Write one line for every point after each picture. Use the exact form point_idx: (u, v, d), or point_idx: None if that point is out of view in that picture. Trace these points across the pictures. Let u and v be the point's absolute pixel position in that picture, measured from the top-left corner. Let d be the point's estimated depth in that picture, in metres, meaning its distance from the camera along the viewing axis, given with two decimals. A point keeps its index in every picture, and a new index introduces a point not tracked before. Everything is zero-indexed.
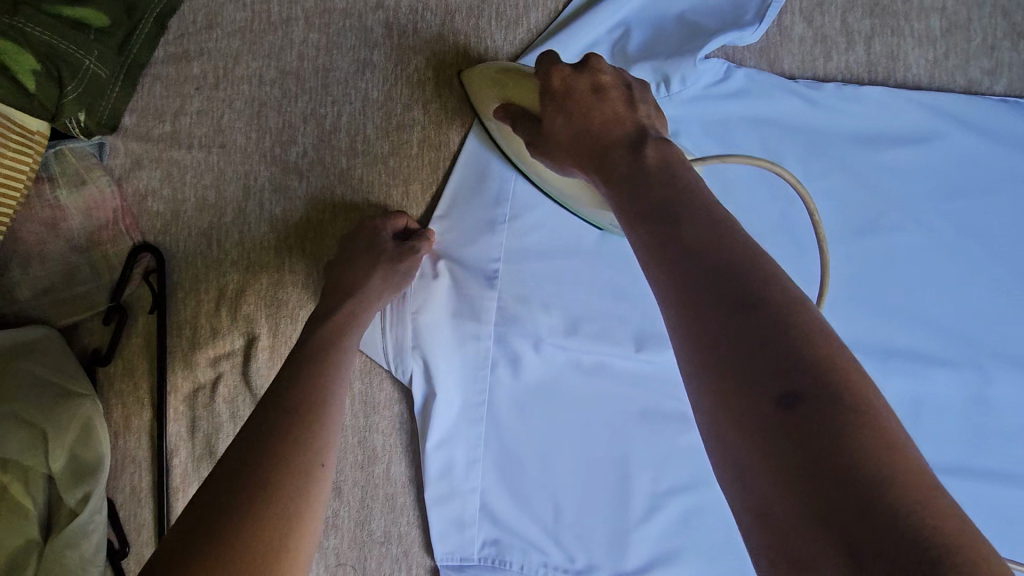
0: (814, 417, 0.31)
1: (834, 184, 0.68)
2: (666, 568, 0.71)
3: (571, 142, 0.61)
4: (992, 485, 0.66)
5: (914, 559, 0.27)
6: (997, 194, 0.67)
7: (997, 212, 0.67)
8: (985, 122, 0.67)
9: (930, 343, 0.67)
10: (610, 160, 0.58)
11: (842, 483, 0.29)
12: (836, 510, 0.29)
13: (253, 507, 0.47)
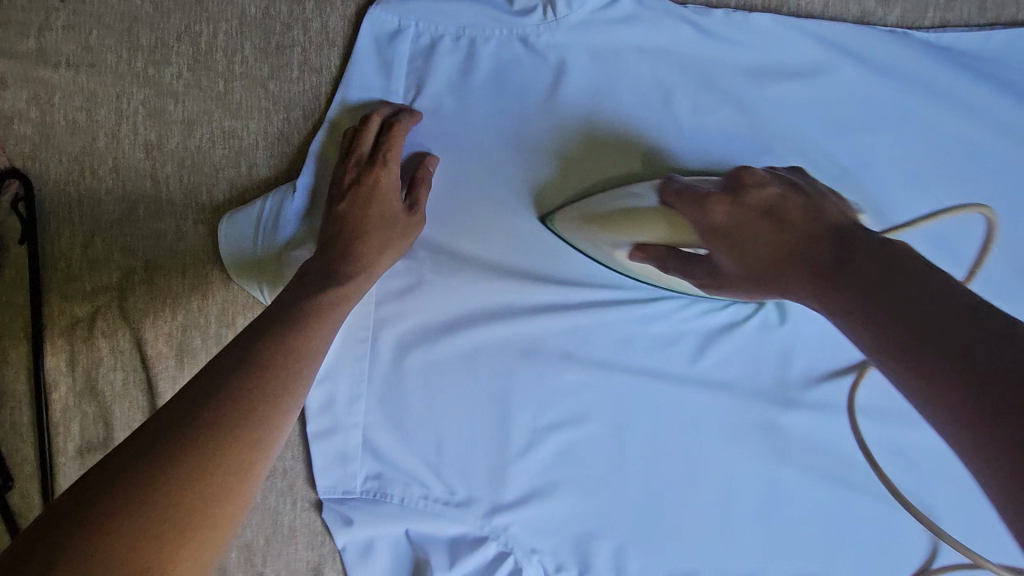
0: (944, 317, 0.37)
1: (720, 118, 0.68)
2: (543, 500, 0.71)
3: (753, 186, 0.54)
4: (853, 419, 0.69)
5: (996, 365, 0.33)
6: (881, 131, 0.66)
7: (880, 150, 0.66)
8: (874, 54, 0.65)
9: None
10: (792, 213, 0.51)
11: (920, 330, 0.37)
12: (957, 353, 0.35)
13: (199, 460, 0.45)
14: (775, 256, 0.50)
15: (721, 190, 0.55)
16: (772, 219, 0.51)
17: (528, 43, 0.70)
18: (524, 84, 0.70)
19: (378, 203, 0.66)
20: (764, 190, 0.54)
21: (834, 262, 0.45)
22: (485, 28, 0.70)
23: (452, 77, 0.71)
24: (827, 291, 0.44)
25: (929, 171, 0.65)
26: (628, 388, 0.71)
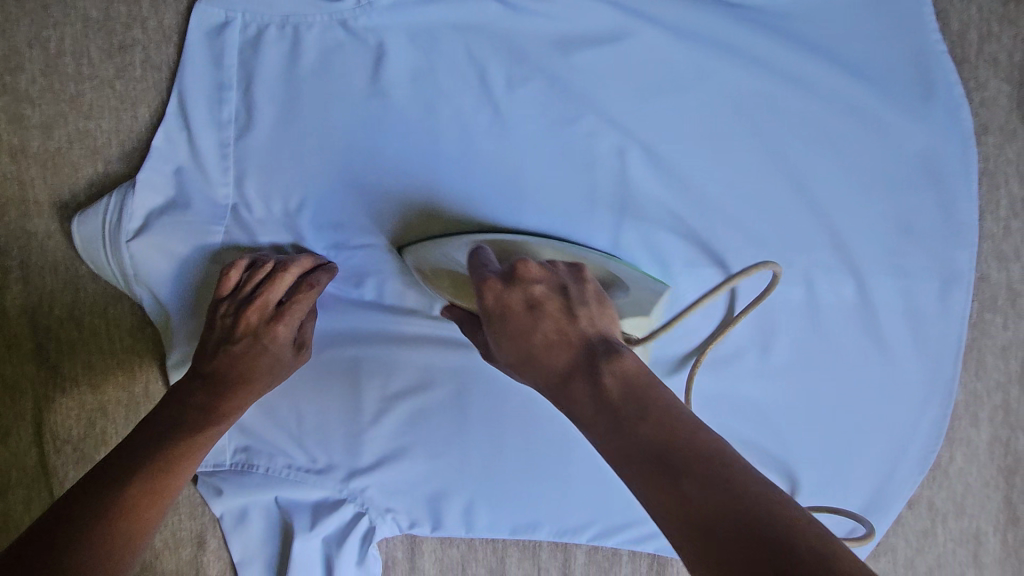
0: (699, 470, 0.45)
1: (531, 90, 0.70)
2: (396, 465, 0.76)
3: (516, 285, 0.60)
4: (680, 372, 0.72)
5: (754, 530, 0.41)
6: (686, 90, 0.67)
7: (687, 109, 0.67)
8: (674, 13, 0.66)
9: (626, 247, 0.70)
10: (550, 312, 0.58)
11: (689, 481, 0.45)
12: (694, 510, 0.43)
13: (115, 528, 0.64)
14: (561, 372, 0.56)
15: (499, 276, 0.61)
16: (531, 315, 0.58)
17: (347, 27, 0.72)
18: (348, 67, 0.72)
19: (272, 350, 0.71)
20: (535, 286, 0.60)
21: (587, 382, 0.54)
22: (305, 15, 0.72)
23: (280, 67, 0.74)
24: (599, 432, 0.51)
25: (734, 126, 0.67)
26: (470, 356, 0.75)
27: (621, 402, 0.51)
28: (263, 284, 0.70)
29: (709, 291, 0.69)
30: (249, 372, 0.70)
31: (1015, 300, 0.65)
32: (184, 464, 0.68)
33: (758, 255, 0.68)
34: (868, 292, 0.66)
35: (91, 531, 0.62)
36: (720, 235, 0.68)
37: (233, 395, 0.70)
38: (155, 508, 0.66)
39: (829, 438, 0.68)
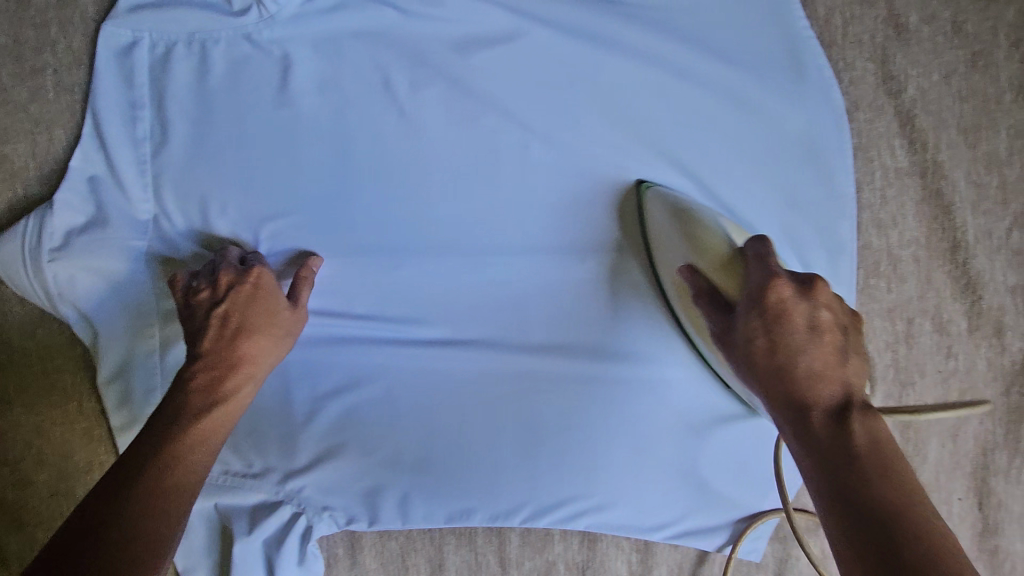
0: (903, 513, 0.43)
1: (433, 91, 0.72)
2: (329, 463, 0.77)
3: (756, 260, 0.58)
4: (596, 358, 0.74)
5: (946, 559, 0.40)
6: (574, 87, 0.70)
7: (578, 103, 0.70)
8: (558, 13, 0.70)
9: (536, 236, 0.74)
10: (829, 342, 0.52)
11: (890, 509, 0.43)
12: (875, 535, 0.42)
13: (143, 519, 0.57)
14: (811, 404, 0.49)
15: (792, 282, 0.54)
16: (808, 335, 0.51)
17: (252, 40, 0.74)
18: (256, 79, 0.74)
19: (257, 286, 0.70)
20: (824, 313, 0.53)
21: (795, 416, 0.50)
22: (209, 31, 0.74)
23: (190, 82, 0.75)
24: (811, 460, 0.47)
25: (625, 117, 0.70)
26: (396, 354, 0.77)
27: (865, 450, 0.46)
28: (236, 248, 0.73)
29: (610, 274, 0.74)
30: (253, 316, 0.69)
31: (898, 265, 0.68)
32: (202, 445, 0.64)
33: (656, 241, 0.71)
34: None
35: (130, 530, 0.56)
36: (618, 222, 0.73)
37: (235, 370, 0.68)
38: (186, 497, 0.61)
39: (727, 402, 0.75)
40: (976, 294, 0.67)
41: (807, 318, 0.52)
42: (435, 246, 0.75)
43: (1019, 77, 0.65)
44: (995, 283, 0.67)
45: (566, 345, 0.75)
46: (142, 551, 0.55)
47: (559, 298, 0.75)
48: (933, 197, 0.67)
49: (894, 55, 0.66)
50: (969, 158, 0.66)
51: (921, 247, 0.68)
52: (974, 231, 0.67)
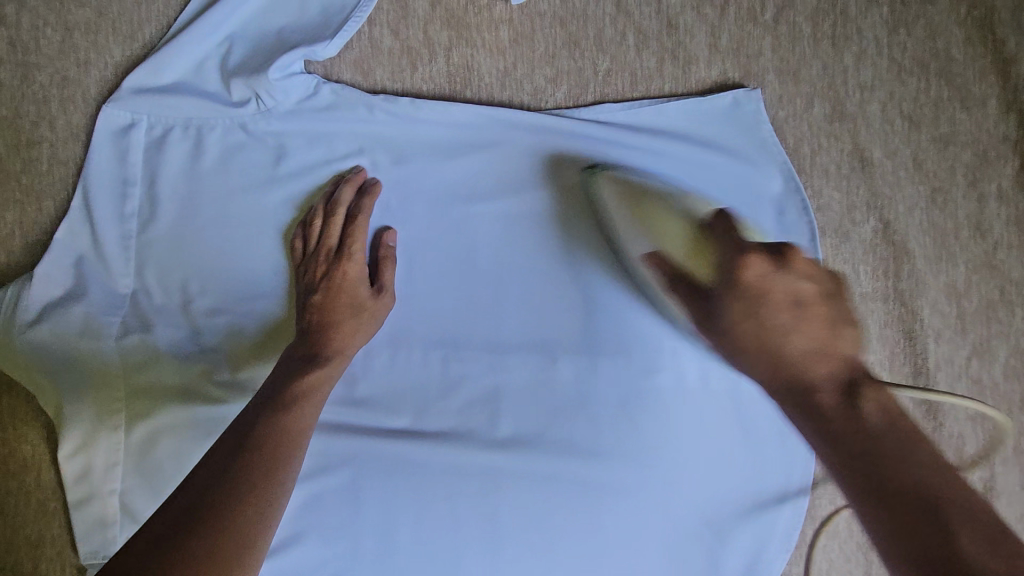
0: (897, 482, 0.45)
1: (419, 190, 0.75)
2: (287, 554, 0.75)
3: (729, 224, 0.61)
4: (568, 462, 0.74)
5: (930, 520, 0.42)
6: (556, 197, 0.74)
7: (563, 207, 0.74)
8: (542, 129, 0.73)
9: (512, 334, 0.75)
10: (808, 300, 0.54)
11: (901, 487, 0.44)
12: (892, 504, 0.44)
13: (245, 495, 0.55)
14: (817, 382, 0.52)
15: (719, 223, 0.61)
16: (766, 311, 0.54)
17: (247, 129, 0.76)
18: (248, 166, 0.77)
19: (347, 281, 0.71)
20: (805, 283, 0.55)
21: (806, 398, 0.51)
22: (206, 118, 0.77)
23: (182, 164, 0.77)
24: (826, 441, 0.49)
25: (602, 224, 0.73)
26: (366, 445, 0.75)
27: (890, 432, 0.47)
28: (337, 217, 0.73)
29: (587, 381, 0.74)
30: (337, 311, 0.71)
31: None
32: (303, 413, 0.64)
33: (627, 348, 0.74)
34: (732, 380, 0.75)
35: (228, 513, 0.53)
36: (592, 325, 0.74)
37: (321, 367, 0.68)
38: (279, 490, 0.58)
39: (699, 513, 0.75)
40: (937, 419, 0.69)
41: (787, 293, 0.55)
42: (414, 337, 0.76)
43: (977, 214, 0.68)
44: (955, 409, 0.69)
45: (538, 444, 0.74)
46: (235, 541, 0.52)
47: (532, 399, 0.75)
48: (896, 322, 0.69)
49: (858, 186, 0.70)
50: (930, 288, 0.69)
51: (884, 370, 0.69)
52: (935, 358, 0.69)
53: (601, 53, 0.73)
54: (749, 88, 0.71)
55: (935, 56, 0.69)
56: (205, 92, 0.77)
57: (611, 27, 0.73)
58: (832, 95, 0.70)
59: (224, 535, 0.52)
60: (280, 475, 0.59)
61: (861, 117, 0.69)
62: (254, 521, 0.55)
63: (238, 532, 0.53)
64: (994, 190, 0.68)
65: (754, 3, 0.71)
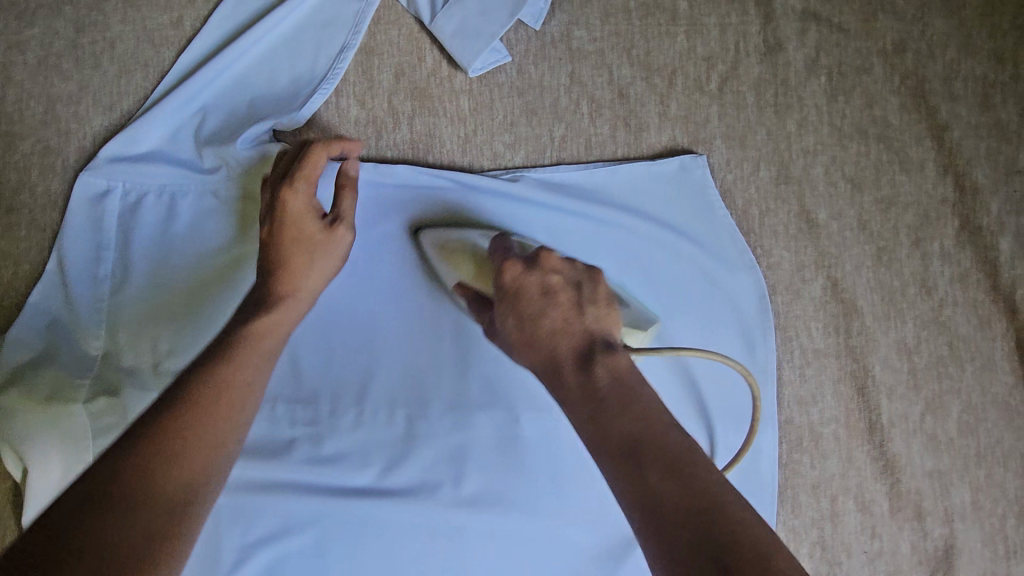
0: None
1: (383, 251, 0.77)
2: None
3: (535, 269, 0.61)
4: (536, 520, 0.73)
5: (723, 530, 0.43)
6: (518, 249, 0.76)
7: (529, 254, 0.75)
8: (499, 191, 0.76)
9: (475, 392, 0.75)
10: (562, 299, 0.59)
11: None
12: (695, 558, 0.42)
13: (152, 495, 0.50)
14: (558, 355, 0.56)
15: (521, 259, 0.63)
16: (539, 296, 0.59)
17: (218, 195, 0.79)
18: (220, 230, 0.79)
19: (285, 208, 0.68)
20: (553, 275, 0.61)
21: (556, 384, 0.56)
22: (179, 184, 0.79)
23: (155, 229, 0.79)
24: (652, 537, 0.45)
25: None
26: (331, 507, 0.72)
27: (609, 396, 0.52)
28: (274, 182, 0.70)
29: (554, 435, 0.75)
30: (281, 248, 0.67)
31: (819, 442, 0.70)
32: (234, 397, 0.57)
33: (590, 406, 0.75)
34: None
35: (126, 528, 0.48)
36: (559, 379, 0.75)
37: (231, 365, 0.59)
38: (193, 511, 0.53)
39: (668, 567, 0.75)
40: (895, 476, 0.69)
41: (539, 284, 0.60)
42: (379, 395, 0.75)
43: (922, 272, 0.70)
44: (912, 465, 0.69)
45: (507, 503, 0.73)
46: (151, 538, 0.49)
47: (496, 461, 0.74)
48: (850, 378, 0.70)
49: (807, 246, 0.72)
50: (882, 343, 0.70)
51: (839, 426, 0.70)
52: (890, 413, 0.70)
53: (557, 120, 0.77)
54: (697, 153, 0.74)
55: (873, 122, 0.72)
56: (178, 159, 0.80)
57: (566, 97, 0.77)
58: (777, 159, 0.73)
59: (125, 544, 0.48)
60: (198, 466, 0.54)
61: (806, 180, 0.72)
62: (183, 509, 0.52)
63: (172, 522, 0.51)
64: (937, 248, 0.70)
65: (700, 74, 0.75)
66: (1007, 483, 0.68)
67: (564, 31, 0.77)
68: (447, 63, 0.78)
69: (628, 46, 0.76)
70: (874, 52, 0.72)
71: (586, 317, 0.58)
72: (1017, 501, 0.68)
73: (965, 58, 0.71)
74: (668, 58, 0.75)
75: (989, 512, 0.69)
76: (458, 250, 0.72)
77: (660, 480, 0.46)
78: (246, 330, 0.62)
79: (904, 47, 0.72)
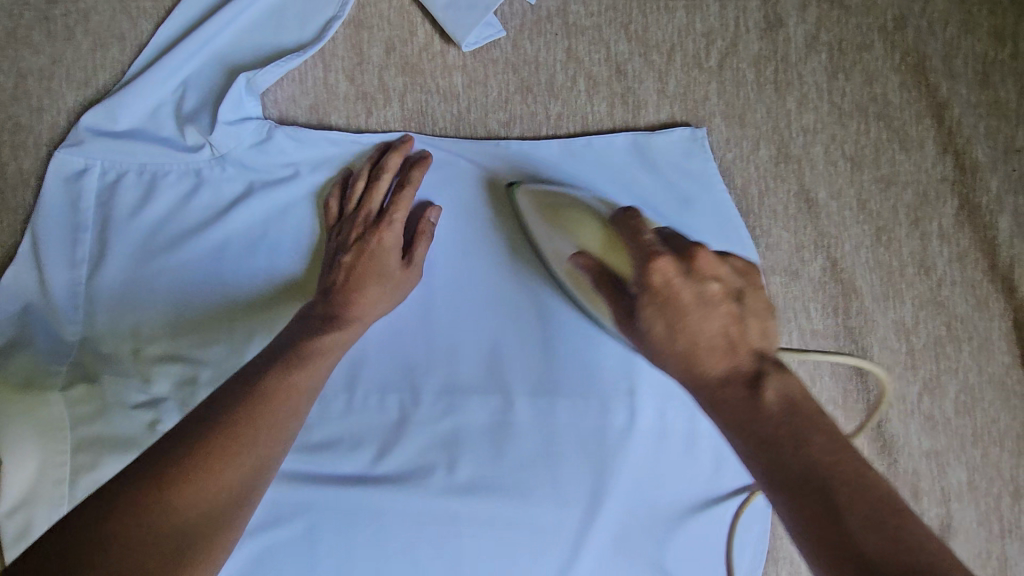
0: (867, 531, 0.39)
1: None
2: None
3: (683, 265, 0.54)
4: (536, 505, 0.71)
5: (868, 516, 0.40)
6: (498, 222, 0.75)
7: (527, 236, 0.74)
8: (494, 170, 0.74)
9: (470, 375, 0.73)
10: (690, 302, 0.52)
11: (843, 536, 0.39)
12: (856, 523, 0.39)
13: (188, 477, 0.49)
14: (720, 377, 0.50)
15: (635, 248, 0.57)
16: (695, 304, 0.52)
17: (201, 174, 0.76)
18: (203, 210, 0.76)
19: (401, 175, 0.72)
20: (712, 283, 0.54)
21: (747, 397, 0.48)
22: (163, 164, 0.76)
23: (135, 216, 0.76)
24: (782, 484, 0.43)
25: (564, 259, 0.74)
26: (326, 497, 0.71)
27: (781, 418, 0.45)
28: (370, 184, 0.72)
29: (546, 422, 0.72)
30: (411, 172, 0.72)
31: None
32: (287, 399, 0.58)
33: (590, 399, 0.72)
34: (690, 419, 0.73)
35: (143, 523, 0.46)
36: (558, 366, 0.73)
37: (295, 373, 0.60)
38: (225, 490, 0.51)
39: (677, 559, 0.72)
40: (892, 456, 0.69)
41: (722, 329, 0.51)
42: (369, 381, 0.74)
43: (920, 252, 0.70)
44: (909, 447, 0.69)
45: (504, 490, 0.71)
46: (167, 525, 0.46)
47: (490, 447, 0.72)
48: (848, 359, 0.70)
49: (806, 226, 0.71)
50: (896, 315, 0.69)
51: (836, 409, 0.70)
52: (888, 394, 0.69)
53: (553, 98, 0.75)
54: (695, 128, 0.72)
55: (873, 100, 0.71)
56: (160, 134, 0.76)
57: (562, 73, 0.75)
58: (776, 137, 0.72)
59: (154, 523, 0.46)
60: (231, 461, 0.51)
61: (805, 159, 0.71)
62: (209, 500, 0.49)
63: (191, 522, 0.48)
64: (935, 229, 0.70)
65: (699, 50, 0.73)
66: (1002, 464, 0.69)
67: (560, 5, 0.74)
68: (439, 37, 0.76)
69: (625, 22, 0.74)
70: (874, 29, 0.71)
71: (750, 330, 0.53)
72: (1012, 481, 0.69)
73: (965, 35, 0.70)
74: (667, 34, 0.73)
75: (985, 492, 0.69)
76: (575, 209, 0.66)
77: (858, 526, 0.39)
78: (305, 353, 0.62)
79: (905, 23, 0.71)
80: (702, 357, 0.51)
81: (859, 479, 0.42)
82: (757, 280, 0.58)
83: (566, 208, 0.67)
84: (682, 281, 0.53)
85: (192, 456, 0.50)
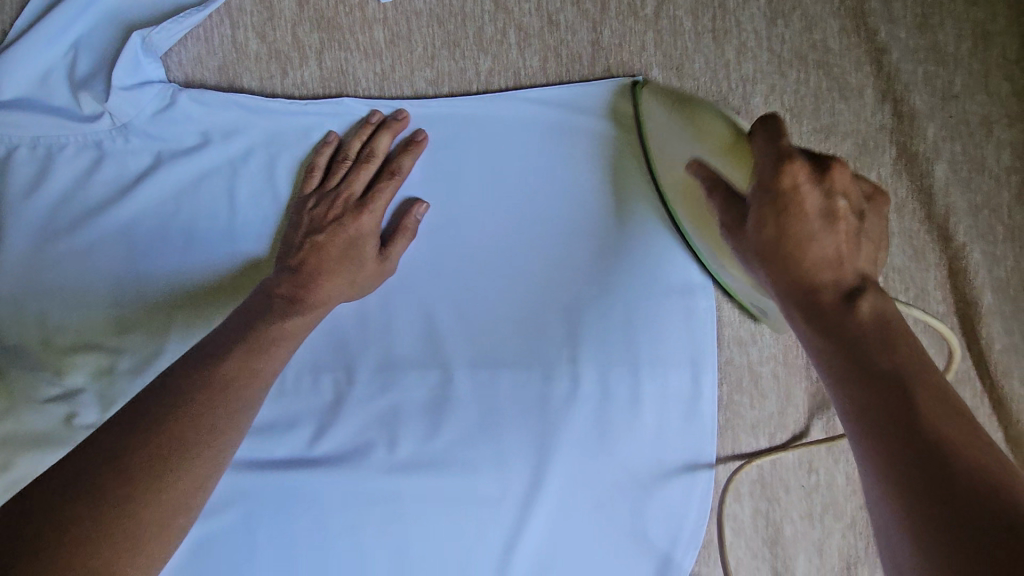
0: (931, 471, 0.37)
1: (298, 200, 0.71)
2: None
3: (828, 179, 0.47)
4: (482, 478, 0.69)
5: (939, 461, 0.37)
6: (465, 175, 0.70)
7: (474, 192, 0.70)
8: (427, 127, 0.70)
9: (408, 348, 0.70)
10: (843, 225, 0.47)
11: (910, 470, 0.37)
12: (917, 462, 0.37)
13: (110, 480, 0.47)
14: (819, 283, 0.46)
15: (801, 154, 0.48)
16: (819, 218, 0.47)
17: (103, 146, 0.70)
18: (109, 186, 0.70)
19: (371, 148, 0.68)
20: (840, 200, 0.48)
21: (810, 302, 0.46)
22: (58, 137, 0.70)
23: (34, 195, 0.70)
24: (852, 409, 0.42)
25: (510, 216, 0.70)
26: (264, 482, 0.68)
27: (867, 328, 0.43)
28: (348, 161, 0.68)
29: (490, 391, 0.70)
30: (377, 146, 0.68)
31: (759, 382, 0.75)
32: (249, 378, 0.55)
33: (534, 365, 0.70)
34: (634, 383, 0.72)
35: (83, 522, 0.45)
36: (502, 331, 0.70)
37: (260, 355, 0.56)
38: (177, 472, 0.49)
39: (627, 520, 0.71)
40: None
41: (819, 204, 0.47)
42: (301, 361, 0.70)
43: None
44: None
45: (450, 464, 0.69)
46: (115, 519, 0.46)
47: (434, 422, 0.70)
48: None
49: None
50: None
51: None
52: None
53: (482, 53, 0.70)
54: (632, 79, 0.69)
55: (813, 48, 0.68)
56: (51, 104, 0.69)
57: (490, 25, 0.70)
58: (716, 89, 0.69)
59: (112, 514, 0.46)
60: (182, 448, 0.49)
61: (745, 111, 0.69)
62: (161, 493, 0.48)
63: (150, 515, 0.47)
64: (875, 180, 0.69)
65: None
66: None
67: None
68: None
69: None
70: None
71: (861, 253, 0.48)
72: None
73: None
74: None
75: None
76: (706, 113, 0.60)
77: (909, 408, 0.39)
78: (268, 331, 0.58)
79: None
80: (811, 248, 0.47)
81: (951, 427, 0.38)
82: (884, 201, 0.52)
83: (693, 106, 0.61)
84: (809, 187, 0.47)
85: (122, 457, 0.48)
